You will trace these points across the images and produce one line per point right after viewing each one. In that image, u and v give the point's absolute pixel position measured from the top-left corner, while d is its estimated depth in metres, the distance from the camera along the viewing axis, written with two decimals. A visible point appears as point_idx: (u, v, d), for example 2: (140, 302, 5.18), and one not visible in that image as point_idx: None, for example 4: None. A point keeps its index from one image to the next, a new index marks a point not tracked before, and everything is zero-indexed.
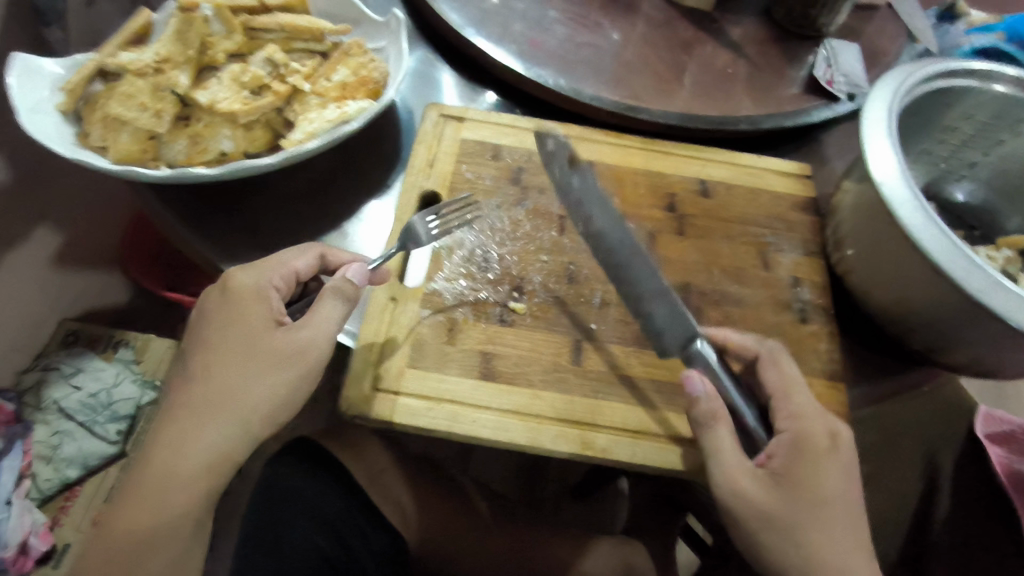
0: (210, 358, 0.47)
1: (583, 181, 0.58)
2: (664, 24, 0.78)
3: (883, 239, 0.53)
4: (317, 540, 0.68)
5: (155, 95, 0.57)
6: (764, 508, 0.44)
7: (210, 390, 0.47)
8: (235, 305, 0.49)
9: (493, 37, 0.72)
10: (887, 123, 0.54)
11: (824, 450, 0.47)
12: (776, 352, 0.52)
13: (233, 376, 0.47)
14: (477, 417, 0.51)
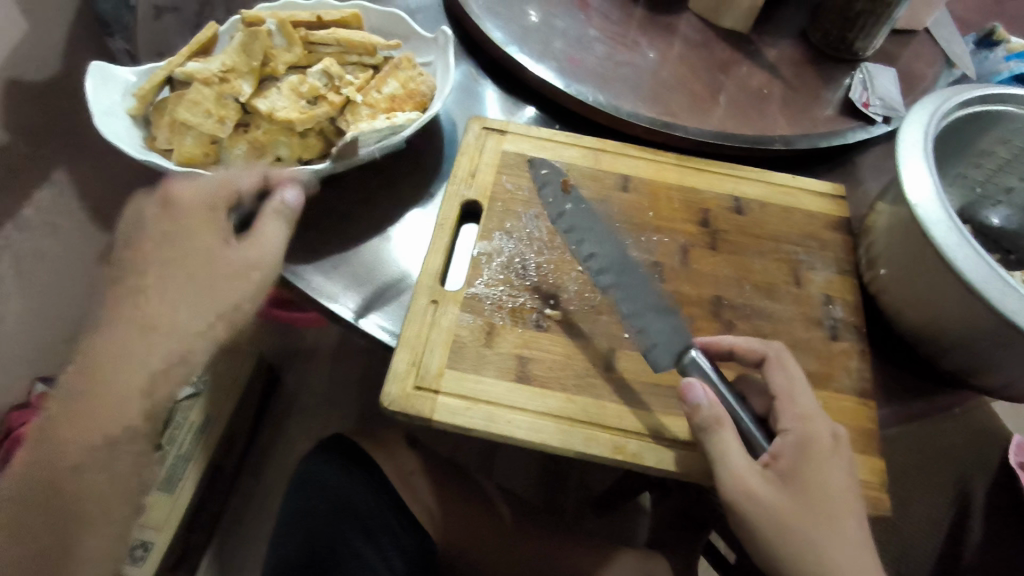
0: (158, 268, 0.49)
1: (576, 207, 0.62)
2: (701, 44, 0.80)
3: (917, 259, 0.54)
4: (346, 534, 0.74)
5: (219, 103, 0.61)
6: (776, 509, 0.44)
7: (148, 308, 0.48)
8: (179, 216, 0.51)
9: (535, 54, 0.75)
10: (924, 146, 0.55)
11: (826, 451, 0.47)
12: (780, 352, 0.54)
13: (180, 287, 0.49)
14: (511, 418, 0.53)
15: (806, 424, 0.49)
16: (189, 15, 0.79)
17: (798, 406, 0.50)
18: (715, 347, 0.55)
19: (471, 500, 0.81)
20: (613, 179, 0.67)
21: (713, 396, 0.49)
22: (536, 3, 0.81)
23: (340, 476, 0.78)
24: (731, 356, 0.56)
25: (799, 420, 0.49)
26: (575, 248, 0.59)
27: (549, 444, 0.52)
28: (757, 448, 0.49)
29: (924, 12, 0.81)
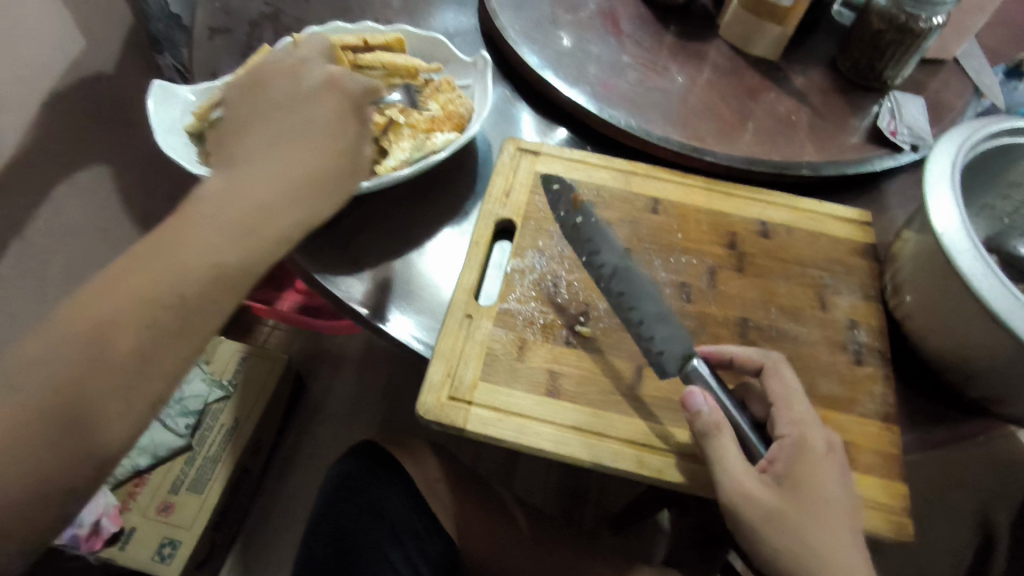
0: (289, 137, 0.54)
1: (588, 220, 0.64)
2: (731, 71, 0.82)
3: (943, 285, 0.55)
4: (376, 538, 0.76)
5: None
6: (773, 509, 0.46)
7: (252, 182, 0.50)
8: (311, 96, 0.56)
9: (570, 79, 0.78)
10: (951, 177, 0.56)
11: (819, 454, 0.49)
12: (779, 363, 0.55)
13: (306, 153, 0.53)
14: (537, 429, 0.55)
15: (802, 431, 0.50)
16: (241, 36, 0.83)
17: (793, 411, 0.52)
18: (716, 356, 0.57)
19: (493, 508, 0.82)
20: (643, 202, 0.69)
21: (713, 403, 0.51)
22: (571, 29, 0.84)
23: (370, 480, 0.81)
24: (732, 365, 0.57)
25: (793, 422, 0.51)
26: (584, 257, 0.62)
27: (576, 455, 0.54)
28: (754, 455, 0.51)
29: (953, 42, 0.83)
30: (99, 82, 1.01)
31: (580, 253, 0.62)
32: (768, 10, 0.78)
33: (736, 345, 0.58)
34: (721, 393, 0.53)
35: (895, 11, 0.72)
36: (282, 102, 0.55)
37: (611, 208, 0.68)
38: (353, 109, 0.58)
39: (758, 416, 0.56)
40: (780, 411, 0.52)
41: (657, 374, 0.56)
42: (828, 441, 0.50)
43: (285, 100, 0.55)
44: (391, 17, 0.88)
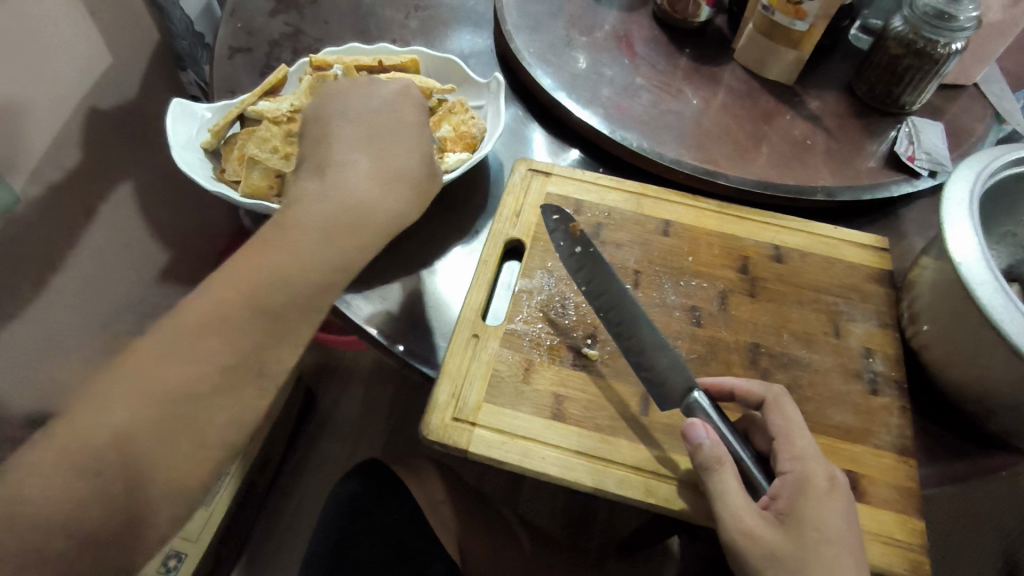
0: (358, 148, 0.53)
1: (585, 250, 0.62)
2: (745, 95, 0.82)
3: (961, 315, 0.53)
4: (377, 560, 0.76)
5: (284, 142, 0.65)
6: (773, 547, 0.44)
7: (341, 188, 0.50)
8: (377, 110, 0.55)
9: (583, 100, 0.78)
10: (969, 205, 0.55)
11: (821, 489, 0.47)
12: (780, 396, 0.54)
13: (379, 164, 0.52)
14: (545, 454, 0.54)
15: (804, 465, 0.49)
16: (261, 55, 0.85)
17: (793, 446, 0.51)
18: (716, 388, 0.56)
19: (503, 531, 0.79)
20: (654, 224, 0.69)
21: (714, 435, 0.50)
22: (585, 51, 0.84)
23: (378, 506, 0.81)
24: (733, 398, 0.56)
25: (792, 453, 0.50)
26: (583, 286, 0.60)
27: (583, 481, 0.53)
28: (758, 490, 0.50)
29: (972, 68, 0.82)
30: (124, 99, 1.04)
31: (580, 281, 0.61)
32: (782, 34, 0.77)
33: (736, 377, 0.57)
34: (721, 423, 0.52)
35: (913, 36, 0.72)
36: (352, 102, 0.55)
37: (622, 230, 0.68)
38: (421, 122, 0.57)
39: (761, 449, 0.55)
40: (779, 447, 0.51)
41: (658, 405, 0.55)
42: (827, 471, 0.49)
43: (354, 103, 0.55)
44: (407, 38, 0.89)
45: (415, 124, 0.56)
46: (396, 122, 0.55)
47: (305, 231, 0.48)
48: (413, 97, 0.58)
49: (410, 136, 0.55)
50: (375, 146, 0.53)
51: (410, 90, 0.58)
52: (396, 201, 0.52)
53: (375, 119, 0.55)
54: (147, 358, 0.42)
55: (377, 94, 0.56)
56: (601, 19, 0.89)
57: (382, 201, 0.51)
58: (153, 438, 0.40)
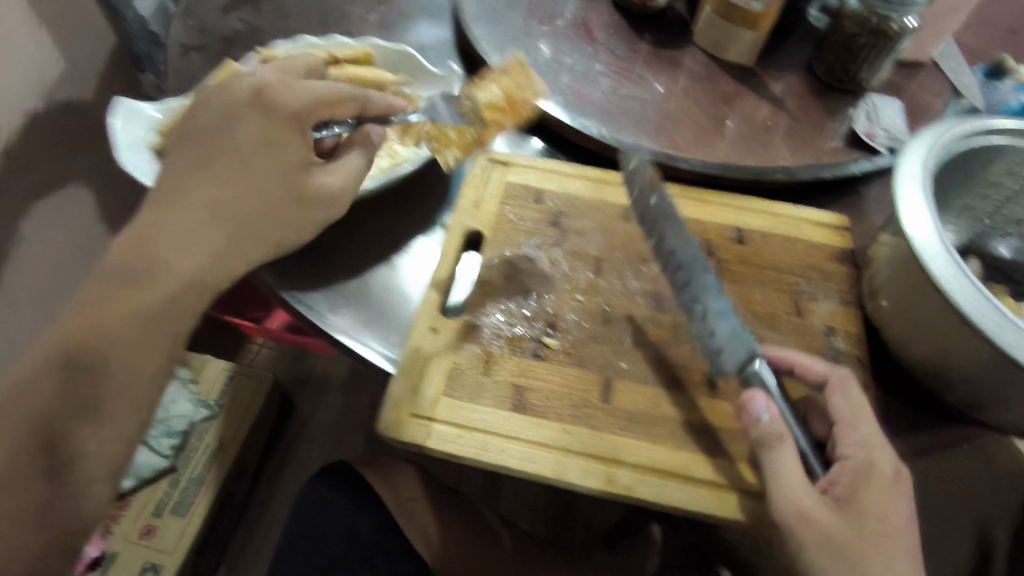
0: (244, 152, 0.50)
1: (660, 203, 0.63)
2: (706, 77, 0.81)
3: (919, 291, 0.53)
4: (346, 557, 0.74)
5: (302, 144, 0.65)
6: (830, 533, 0.45)
7: (226, 188, 0.49)
8: (274, 115, 0.51)
9: (542, 88, 0.77)
10: (921, 178, 0.54)
11: (888, 473, 0.48)
12: (845, 379, 0.53)
13: (265, 168, 0.51)
14: (506, 447, 0.53)
15: (874, 448, 0.49)
16: (214, 53, 0.83)
17: (868, 432, 0.50)
18: (779, 360, 0.56)
19: (484, 525, 0.74)
20: (615, 210, 0.68)
21: (774, 411, 0.49)
22: (545, 40, 0.83)
23: (347, 505, 0.77)
24: (793, 372, 0.55)
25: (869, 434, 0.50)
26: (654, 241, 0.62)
27: (541, 471, 0.52)
28: (814, 475, 0.50)
29: (930, 45, 0.82)
30: (78, 103, 1.01)
31: (649, 236, 0.63)
32: (740, 15, 0.77)
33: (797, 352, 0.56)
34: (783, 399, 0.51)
35: (867, 13, 0.72)
36: (216, 107, 0.51)
37: (583, 218, 0.67)
38: (302, 122, 0.52)
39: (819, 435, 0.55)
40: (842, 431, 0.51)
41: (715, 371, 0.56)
42: (888, 459, 0.49)
43: (211, 111, 0.51)
44: (364, 32, 0.88)
45: (267, 140, 0.51)
46: (248, 136, 0.50)
47: (149, 231, 0.47)
48: (330, 97, 0.54)
49: (271, 153, 0.51)
50: (222, 163, 0.50)
51: (272, 94, 0.52)
52: (230, 226, 0.49)
53: (230, 131, 0.50)
54: (68, 366, 0.43)
55: (233, 96, 0.51)
56: (561, 7, 0.88)
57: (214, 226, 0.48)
58: (80, 440, 0.43)
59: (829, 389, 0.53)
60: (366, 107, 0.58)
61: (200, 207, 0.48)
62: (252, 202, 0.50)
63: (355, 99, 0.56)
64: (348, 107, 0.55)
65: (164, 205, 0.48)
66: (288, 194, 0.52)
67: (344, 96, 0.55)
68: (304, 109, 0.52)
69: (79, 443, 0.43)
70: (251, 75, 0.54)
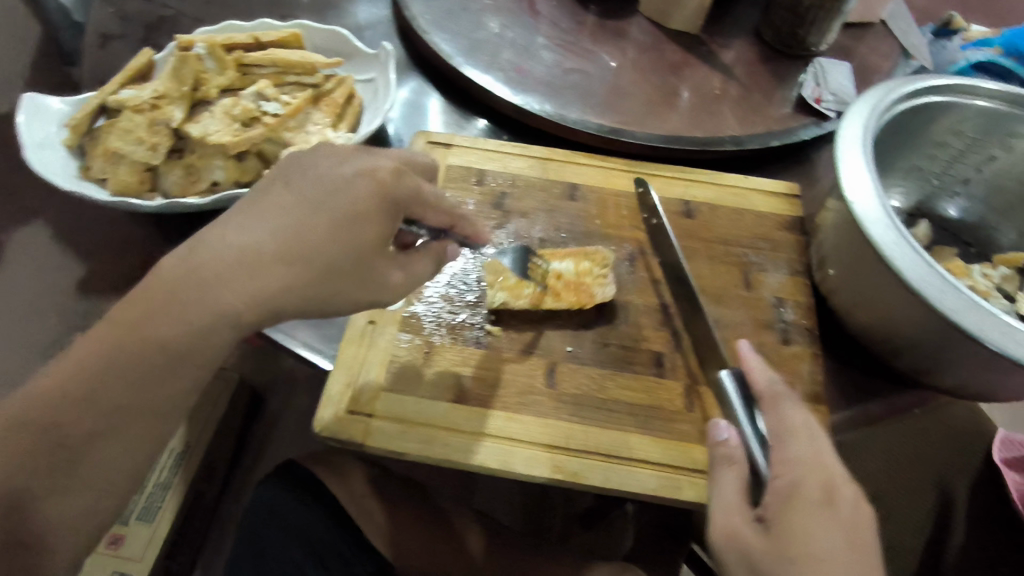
0: (347, 218, 0.41)
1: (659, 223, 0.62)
2: (652, 47, 0.79)
3: (864, 257, 0.52)
4: (294, 554, 0.67)
5: (229, 132, 0.60)
6: (753, 554, 0.41)
7: (321, 242, 0.40)
8: (365, 199, 0.41)
9: (482, 65, 0.74)
10: (862, 139, 0.53)
11: (813, 498, 0.42)
12: (782, 394, 0.48)
13: (332, 239, 0.40)
14: (449, 440, 0.51)
15: (817, 472, 0.43)
16: (137, 41, 0.79)
17: (809, 453, 0.44)
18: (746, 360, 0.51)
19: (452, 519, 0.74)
20: (561, 189, 0.66)
21: (735, 433, 0.48)
22: (487, 15, 0.80)
23: (297, 507, 0.70)
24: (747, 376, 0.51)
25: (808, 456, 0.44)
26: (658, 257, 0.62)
27: (486, 462, 0.50)
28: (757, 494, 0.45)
29: (877, 6, 0.80)
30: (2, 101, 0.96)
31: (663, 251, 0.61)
32: None
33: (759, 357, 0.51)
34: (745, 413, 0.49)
35: None
36: (341, 164, 0.42)
37: (526, 198, 0.65)
38: (387, 208, 0.42)
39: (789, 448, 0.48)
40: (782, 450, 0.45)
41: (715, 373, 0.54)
42: (819, 478, 0.43)
43: (319, 167, 0.42)
44: (297, 13, 0.84)
45: (348, 215, 0.41)
46: (343, 201, 0.41)
47: (266, 249, 0.39)
48: (428, 200, 0.45)
49: (348, 228, 0.41)
50: (307, 223, 0.40)
51: (379, 173, 0.43)
52: (291, 281, 0.39)
53: (321, 188, 0.41)
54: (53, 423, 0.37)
55: (358, 165, 0.42)
56: None
57: (264, 271, 0.39)
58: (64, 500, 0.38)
59: (772, 407, 0.48)
60: (456, 226, 0.48)
61: (316, 254, 0.40)
62: (322, 266, 0.40)
63: (450, 214, 0.47)
64: (440, 219, 0.47)
65: (247, 224, 0.39)
66: (335, 266, 0.41)
67: (439, 204, 0.46)
68: (403, 203, 0.43)
69: (49, 505, 0.38)
70: (374, 154, 0.45)
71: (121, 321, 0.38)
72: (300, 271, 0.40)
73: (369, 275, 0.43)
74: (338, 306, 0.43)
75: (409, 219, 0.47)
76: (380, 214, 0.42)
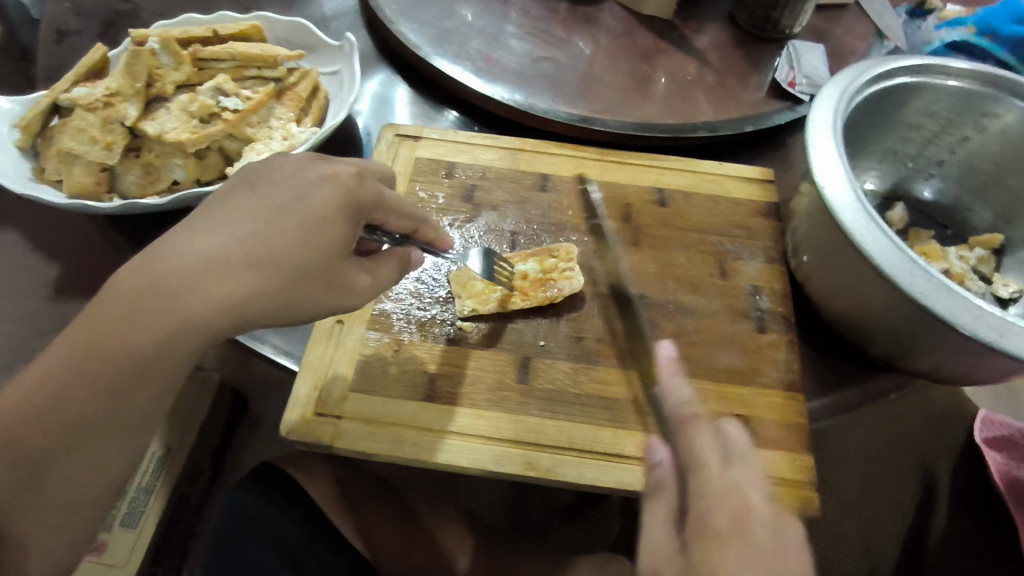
0: (310, 221, 0.39)
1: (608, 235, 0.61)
2: (624, 33, 0.78)
3: (838, 243, 0.51)
4: (268, 560, 0.65)
5: (187, 129, 0.58)
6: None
7: (285, 246, 0.38)
8: (327, 202, 0.40)
9: (451, 55, 0.73)
10: (833, 123, 0.52)
11: (720, 531, 0.38)
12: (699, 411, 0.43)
13: (296, 242, 0.38)
14: (417, 440, 0.50)
15: (727, 500, 0.39)
16: (94, 38, 0.76)
17: (719, 480, 0.40)
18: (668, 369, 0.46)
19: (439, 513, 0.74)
20: (532, 179, 0.65)
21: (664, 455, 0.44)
22: (456, 3, 0.78)
23: (271, 511, 0.68)
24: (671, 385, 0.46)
25: (719, 483, 0.40)
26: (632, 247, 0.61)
27: (457, 462, 0.49)
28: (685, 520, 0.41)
29: None
30: None
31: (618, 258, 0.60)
32: None
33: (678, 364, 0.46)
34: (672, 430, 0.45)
35: None
36: (304, 170, 0.41)
37: (497, 190, 0.64)
38: (351, 210, 0.41)
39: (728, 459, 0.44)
40: (693, 479, 0.41)
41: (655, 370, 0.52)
42: (729, 508, 0.39)
43: (281, 172, 0.41)
44: (262, 5, 0.82)
45: (313, 217, 0.39)
46: (307, 205, 0.39)
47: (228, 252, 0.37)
48: (387, 202, 0.44)
49: (312, 231, 0.39)
50: (270, 227, 0.38)
51: (342, 177, 0.42)
52: (255, 288, 0.37)
53: (286, 193, 0.40)
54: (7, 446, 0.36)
55: (322, 169, 0.41)
56: None
57: (228, 277, 0.36)
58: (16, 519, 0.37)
59: (682, 431, 0.43)
60: (416, 231, 0.48)
61: (282, 258, 0.38)
62: (287, 271, 0.38)
63: (411, 216, 0.47)
64: (402, 222, 0.46)
65: (208, 229, 0.37)
66: (301, 271, 0.39)
67: (399, 206, 0.46)
68: (368, 206, 0.42)
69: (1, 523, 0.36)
70: (333, 161, 0.44)
71: (75, 337, 0.36)
72: (265, 276, 0.37)
73: (340, 282, 0.41)
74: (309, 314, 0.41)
75: (370, 224, 0.45)
76: (343, 218, 0.40)
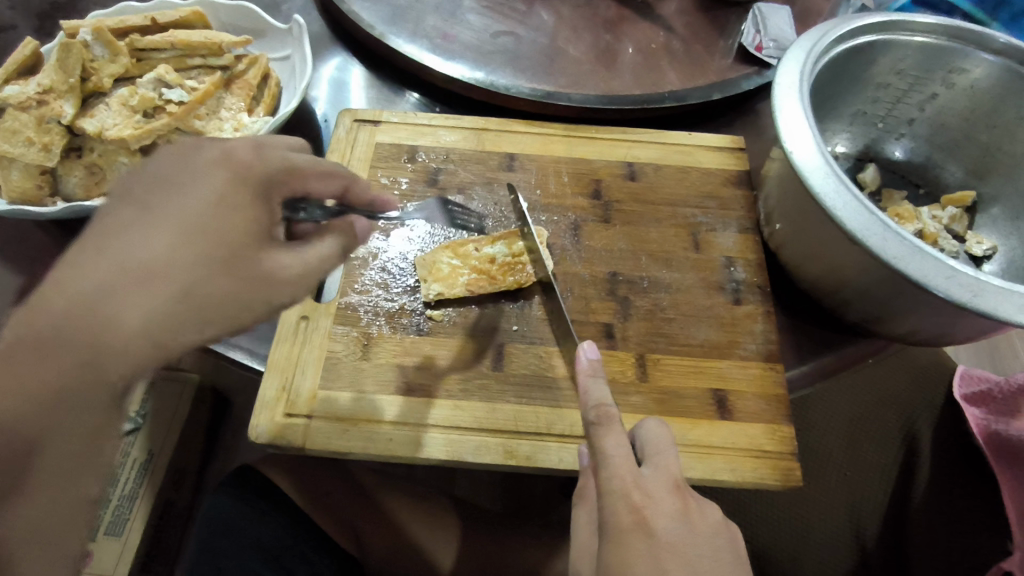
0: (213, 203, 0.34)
1: (548, 221, 0.59)
2: (585, 3, 0.75)
3: (810, 210, 0.50)
4: (254, 567, 0.62)
5: (129, 124, 0.55)
6: None
7: (197, 234, 0.33)
8: (228, 181, 0.35)
9: (406, 34, 0.70)
10: (799, 86, 0.50)
11: (625, 528, 0.36)
12: (610, 414, 0.40)
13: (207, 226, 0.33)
14: (390, 435, 0.49)
15: (626, 497, 0.36)
16: (30, 32, 0.72)
17: (621, 478, 0.37)
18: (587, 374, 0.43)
19: (424, 503, 0.73)
20: (498, 160, 0.62)
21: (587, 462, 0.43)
22: None
23: (249, 516, 0.65)
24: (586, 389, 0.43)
25: (622, 481, 0.37)
26: (603, 224, 0.59)
27: (433, 455, 0.48)
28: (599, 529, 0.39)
29: None
30: None
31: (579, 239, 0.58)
32: None
33: (592, 369, 0.43)
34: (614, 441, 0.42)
35: None
36: (186, 157, 0.36)
37: (462, 172, 0.62)
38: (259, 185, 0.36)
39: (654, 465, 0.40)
40: (598, 479, 0.38)
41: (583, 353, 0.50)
42: (630, 504, 0.36)
43: (162, 169, 0.35)
44: None
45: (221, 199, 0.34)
46: (209, 194, 0.34)
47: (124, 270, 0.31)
48: (296, 167, 0.39)
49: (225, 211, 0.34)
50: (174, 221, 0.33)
51: (235, 153, 0.36)
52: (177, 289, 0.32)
53: (181, 188, 0.34)
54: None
55: (211, 150, 0.36)
56: None
57: (136, 294, 0.31)
58: None
59: (589, 432, 0.39)
60: (347, 192, 0.44)
61: (194, 258, 0.32)
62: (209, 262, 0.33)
63: (337, 177, 0.42)
64: (329, 184, 0.42)
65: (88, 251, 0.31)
66: (232, 263, 0.34)
67: (317, 169, 0.41)
68: (278, 176, 0.37)
69: None
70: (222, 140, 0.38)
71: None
72: (180, 282, 0.32)
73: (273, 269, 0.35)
74: (245, 318, 0.35)
75: (292, 201, 0.41)
76: (249, 194, 0.35)
